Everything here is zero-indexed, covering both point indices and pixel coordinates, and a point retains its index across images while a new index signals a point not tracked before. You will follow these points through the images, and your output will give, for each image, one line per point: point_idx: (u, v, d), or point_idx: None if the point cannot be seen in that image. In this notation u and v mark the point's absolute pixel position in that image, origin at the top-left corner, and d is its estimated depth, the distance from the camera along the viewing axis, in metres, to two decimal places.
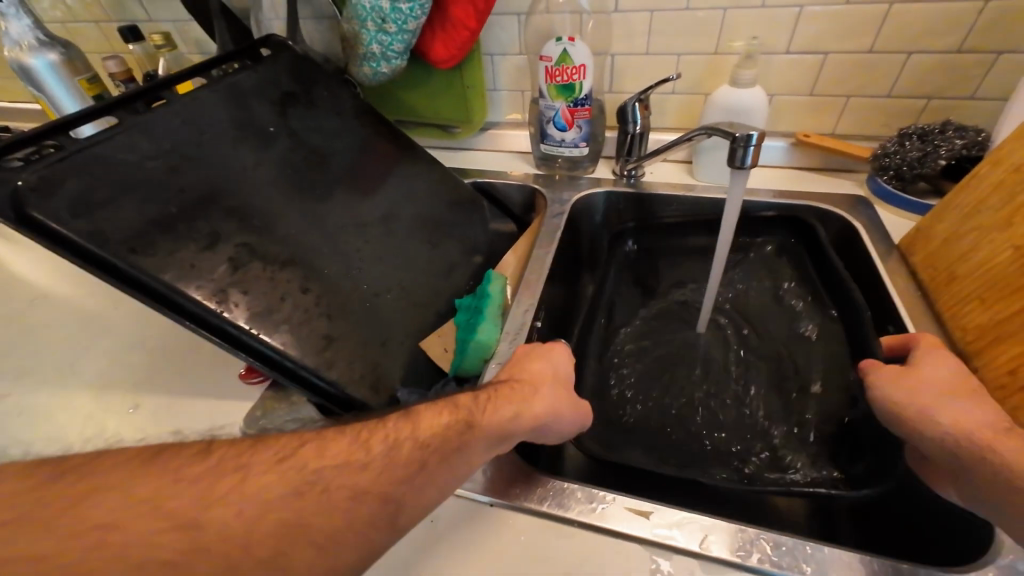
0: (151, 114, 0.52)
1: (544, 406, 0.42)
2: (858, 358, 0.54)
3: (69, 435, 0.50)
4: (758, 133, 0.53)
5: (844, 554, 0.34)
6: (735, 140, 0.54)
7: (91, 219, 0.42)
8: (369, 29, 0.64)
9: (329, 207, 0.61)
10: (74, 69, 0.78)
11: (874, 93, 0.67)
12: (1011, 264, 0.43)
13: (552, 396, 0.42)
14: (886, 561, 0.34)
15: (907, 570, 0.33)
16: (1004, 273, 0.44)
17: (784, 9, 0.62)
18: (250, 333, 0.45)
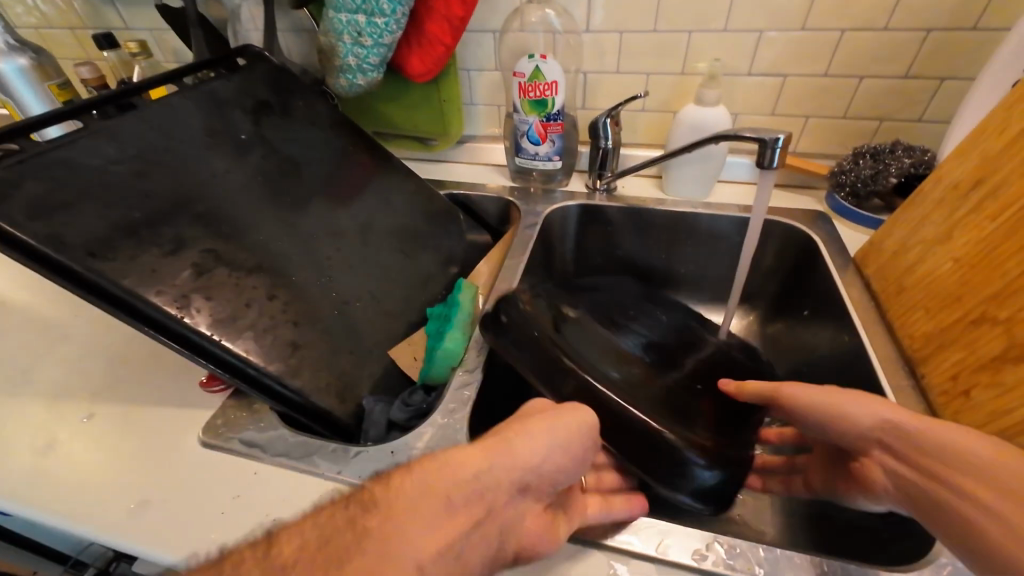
0: (120, 118, 0.52)
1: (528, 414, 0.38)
2: (838, 368, 0.55)
3: (18, 445, 0.48)
4: (787, 136, 0.53)
5: (795, 555, 0.35)
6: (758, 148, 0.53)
7: (49, 222, 0.42)
8: (345, 42, 0.65)
9: (302, 214, 0.61)
10: (43, 74, 0.77)
11: (830, 114, 0.70)
12: (951, 276, 0.46)
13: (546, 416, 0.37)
14: (835, 561, 0.34)
15: (856, 570, 0.34)
16: (944, 284, 0.46)
17: (745, 34, 0.66)
18: (212, 340, 0.45)
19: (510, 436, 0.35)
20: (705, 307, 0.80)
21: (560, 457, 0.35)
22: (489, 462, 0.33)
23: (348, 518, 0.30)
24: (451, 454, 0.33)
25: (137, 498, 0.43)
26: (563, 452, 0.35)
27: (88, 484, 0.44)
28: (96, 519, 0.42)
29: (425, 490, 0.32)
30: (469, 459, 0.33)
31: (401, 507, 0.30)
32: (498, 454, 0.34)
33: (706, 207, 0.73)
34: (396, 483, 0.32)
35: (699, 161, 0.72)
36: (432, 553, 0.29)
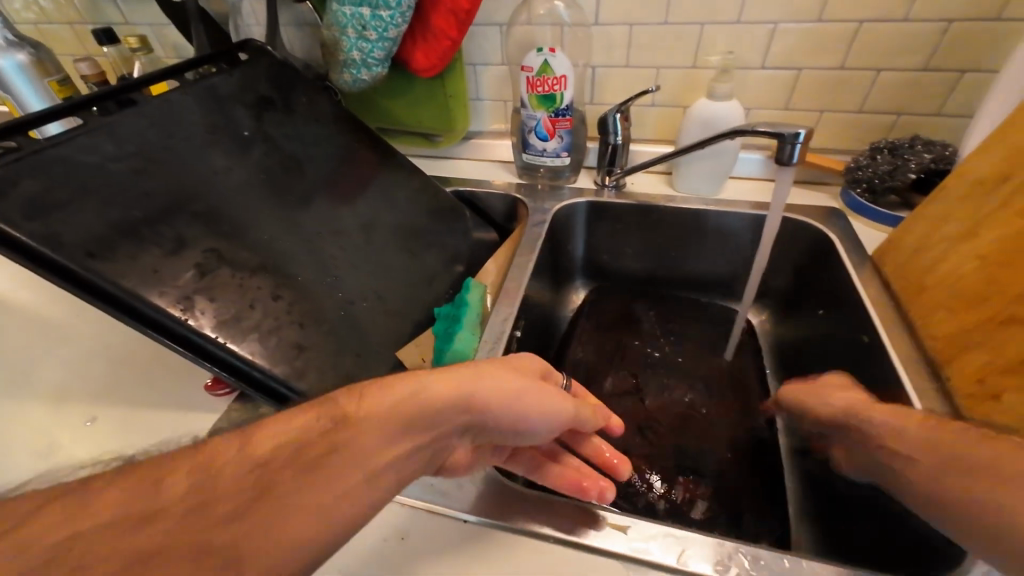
0: (119, 115, 0.51)
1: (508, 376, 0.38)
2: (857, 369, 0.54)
3: (19, 449, 0.47)
4: (807, 130, 0.51)
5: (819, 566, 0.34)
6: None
7: (46, 221, 0.40)
8: (349, 36, 0.64)
9: (306, 212, 0.60)
10: (43, 70, 0.76)
11: (845, 109, 0.68)
12: (977, 275, 0.44)
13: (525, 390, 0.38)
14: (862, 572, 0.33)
15: None
16: (970, 283, 0.45)
17: (759, 26, 0.64)
18: (216, 342, 0.44)
19: (480, 380, 0.37)
20: (715, 306, 0.78)
21: (521, 413, 0.38)
22: (461, 400, 0.35)
23: (320, 430, 0.31)
24: (427, 380, 0.35)
25: None
26: (524, 408, 0.38)
27: None
28: None
29: (391, 411, 0.33)
30: (441, 393, 0.35)
31: (369, 440, 0.31)
32: (463, 398, 0.35)
33: (719, 204, 0.72)
34: (370, 399, 0.33)
35: (710, 156, 0.70)
36: (382, 470, 0.31)
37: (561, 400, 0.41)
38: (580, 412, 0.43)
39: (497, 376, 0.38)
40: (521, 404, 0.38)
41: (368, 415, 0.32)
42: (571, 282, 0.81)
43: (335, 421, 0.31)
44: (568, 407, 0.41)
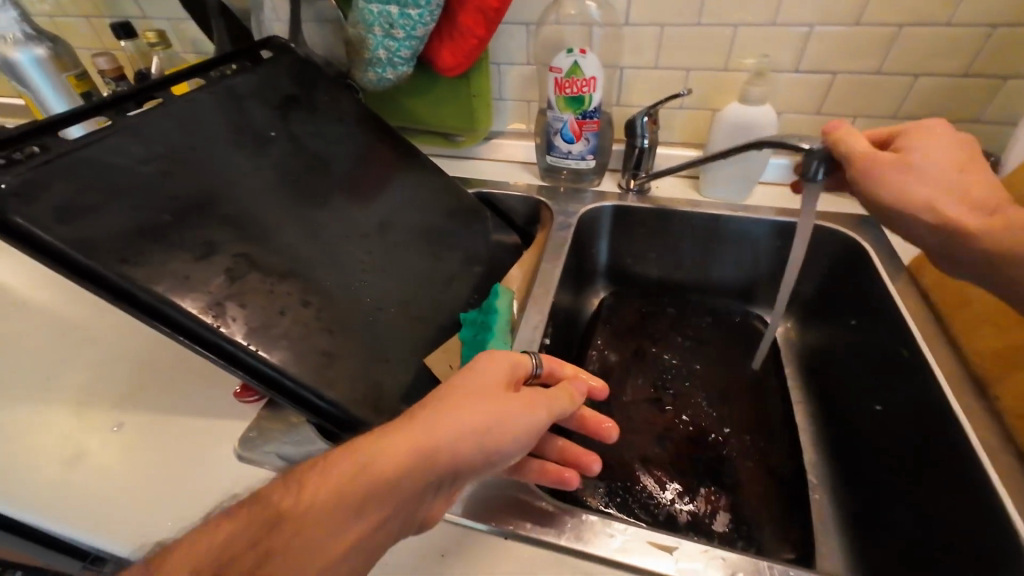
0: (146, 115, 0.50)
1: (466, 404, 0.35)
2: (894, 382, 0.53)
3: (45, 455, 0.46)
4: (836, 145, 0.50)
5: None
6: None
7: (77, 225, 0.39)
8: (376, 34, 0.62)
9: (331, 215, 0.59)
10: (61, 65, 0.75)
11: (880, 114, 0.67)
12: None
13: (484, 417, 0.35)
14: None
15: None
16: None
17: (795, 28, 0.63)
18: (248, 350, 0.43)
19: (436, 431, 0.33)
20: (740, 312, 0.77)
21: (487, 446, 0.34)
22: (420, 458, 0.32)
23: (258, 522, 0.29)
24: (371, 448, 0.32)
25: (171, 514, 0.41)
26: (494, 443, 0.35)
27: (119, 498, 0.43)
28: (131, 539, 0.40)
29: (335, 491, 0.30)
30: (396, 458, 0.31)
31: (312, 526, 0.29)
32: (423, 455, 0.32)
33: (747, 210, 0.70)
34: (310, 487, 0.30)
35: (740, 161, 0.69)
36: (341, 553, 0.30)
37: (532, 413, 0.37)
38: (553, 404, 0.40)
39: (453, 418, 0.34)
40: (489, 442, 0.34)
41: (308, 508, 0.30)
42: (593, 286, 0.80)
43: (275, 523, 0.29)
44: (540, 420, 0.38)
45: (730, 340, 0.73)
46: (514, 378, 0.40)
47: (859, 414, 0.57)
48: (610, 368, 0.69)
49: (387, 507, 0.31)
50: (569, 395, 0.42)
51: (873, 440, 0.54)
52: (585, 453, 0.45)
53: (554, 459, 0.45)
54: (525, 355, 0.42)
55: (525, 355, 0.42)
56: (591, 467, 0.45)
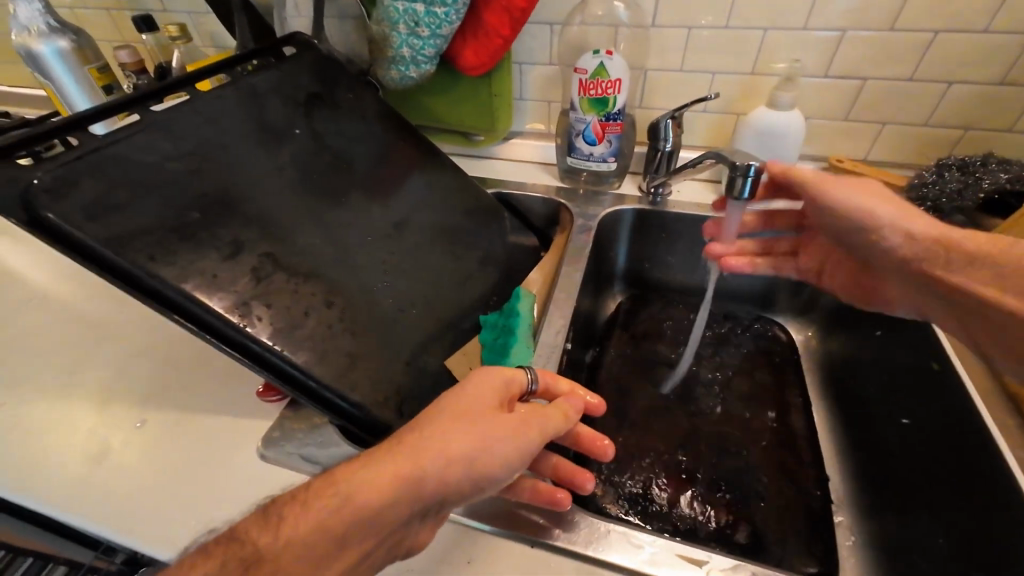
0: (174, 112, 0.50)
1: (448, 427, 0.34)
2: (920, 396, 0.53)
3: (70, 449, 0.47)
4: (760, 164, 0.46)
5: None
6: (733, 167, 0.47)
7: (108, 223, 0.39)
8: (400, 32, 0.62)
9: (353, 215, 0.59)
10: (83, 58, 0.75)
11: (910, 121, 0.66)
12: None
13: (467, 442, 0.33)
14: None
15: None
16: None
17: (826, 33, 0.61)
18: (273, 350, 0.43)
19: (423, 459, 0.32)
20: (759, 319, 0.77)
21: (473, 472, 0.33)
22: (404, 488, 0.32)
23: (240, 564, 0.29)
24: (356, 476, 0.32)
25: (196, 514, 0.41)
26: (482, 468, 0.34)
27: (144, 496, 0.43)
28: (155, 537, 0.40)
29: (316, 524, 0.30)
30: (379, 488, 0.31)
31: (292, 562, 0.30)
32: (408, 484, 0.32)
33: (772, 216, 0.69)
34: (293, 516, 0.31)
35: None
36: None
37: (524, 435, 0.36)
38: (546, 423, 0.39)
39: (441, 444, 0.33)
40: (479, 468, 0.33)
41: (288, 541, 0.30)
42: (610, 289, 0.80)
43: (253, 561, 0.29)
44: (531, 441, 0.37)
45: (751, 348, 0.72)
46: (506, 396, 0.39)
47: (885, 427, 0.56)
48: (629, 374, 0.69)
49: (370, 535, 0.31)
50: (563, 413, 0.40)
51: (899, 453, 0.53)
52: (579, 471, 0.44)
53: (547, 477, 0.44)
54: (518, 371, 0.41)
55: (519, 370, 0.41)
56: (585, 485, 0.43)
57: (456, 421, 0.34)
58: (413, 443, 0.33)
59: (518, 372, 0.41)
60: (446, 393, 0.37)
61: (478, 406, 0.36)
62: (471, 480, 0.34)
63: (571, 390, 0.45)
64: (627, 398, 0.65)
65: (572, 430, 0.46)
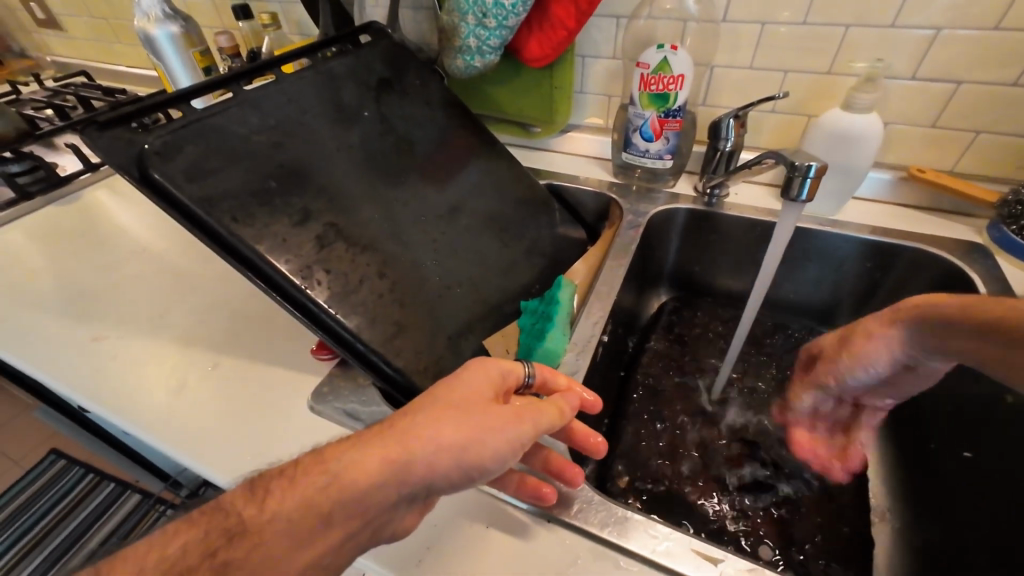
0: (261, 90, 0.55)
1: (438, 417, 0.36)
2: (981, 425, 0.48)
3: (155, 382, 0.53)
4: (821, 164, 0.44)
5: None
6: (791, 167, 0.45)
7: (201, 184, 0.45)
8: (469, 23, 0.64)
9: (412, 194, 0.62)
10: (189, 41, 0.84)
11: (1010, 132, 0.60)
12: None
13: (454, 435, 0.35)
14: None
15: None
16: None
17: (918, 31, 0.57)
18: (326, 310, 0.47)
19: (412, 445, 0.34)
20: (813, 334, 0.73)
21: (461, 464, 0.35)
22: (391, 470, 0.34)
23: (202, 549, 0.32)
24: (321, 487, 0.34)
25: (252, 451, 0.46)
26: (472, 460, 0.36)
27: (214, 426, 0.49)
28: (218, 467, 0.45)
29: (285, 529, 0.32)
30: (369, 469, 0.34)
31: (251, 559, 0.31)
32: (396, 466, 0.34)
33: (836, 226, 0.65)
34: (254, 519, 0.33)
35: (836, 172, 0.64)
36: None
37: (514, 427, 0.38)
38: (539, 418, 0.40)
39: (428, 431, 0.35)
40: (463, 460, 0.35)
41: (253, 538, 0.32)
42: (655, 289, 0.79)
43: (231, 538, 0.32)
44: (521, 435, 0.38)
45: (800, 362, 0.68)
46: (501, 389, 0.41)
47: (943, 459, 0.52)
48: (665, 375, 0.68)
49: (360, 513, 0.34)
50: (558, 409, 0.42)
51: (959, 488, 0.49)
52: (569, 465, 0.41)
53: (538, 469, 0.42)
54: (516, 367, 0.43)
55: (517, 364, 0.43)
56: (574, 481, 0.41)
57: (447, 412, 0.36)
58: (402, 431, 0.35)
59: (516, 365, 0.43)
60: (442, 381, 0.39)
61: (470, 398, 0.38)
62: (459, 469, 0.36)
63: (570, 386, 0.47)
64: (661, 396, 0.65)
65: (567, 426, 0.46)
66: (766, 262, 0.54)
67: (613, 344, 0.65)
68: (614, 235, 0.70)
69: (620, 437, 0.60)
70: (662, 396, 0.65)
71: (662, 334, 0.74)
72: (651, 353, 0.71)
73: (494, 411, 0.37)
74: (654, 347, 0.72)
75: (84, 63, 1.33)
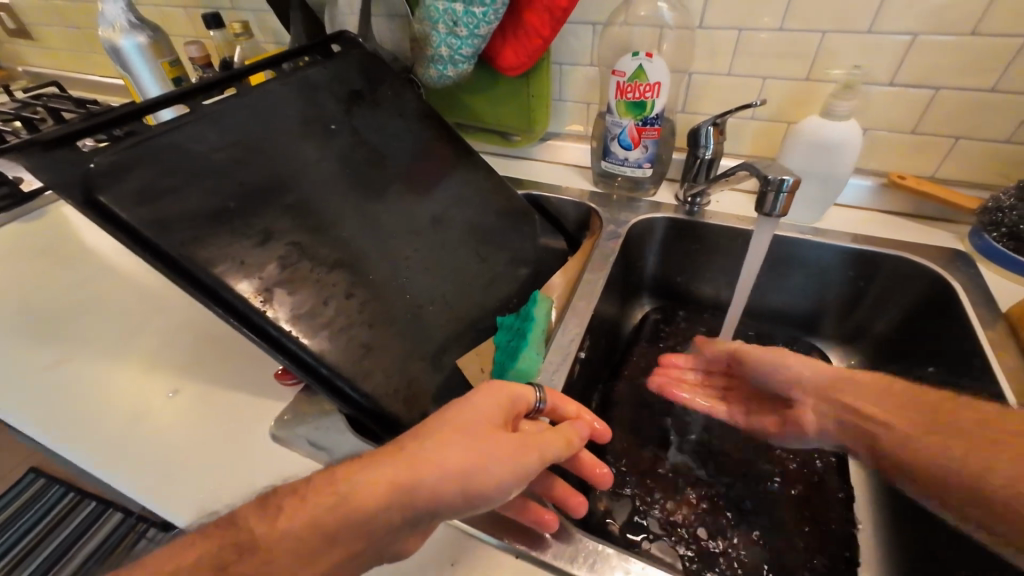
0: (222, 105, 0.53)
1: (446, 441, 0.34)
2: None
3: (113, 411, 0.51)
4: (796, 178, 0.43)
5: None
6: (764, 182, 0.44)
7: (155, 207, 0.43)
8: (440, 32, 0.63)
9: (384, 208, 0.61)
10: (157, 52, 0.81)
11: (990, 137, 0.59)
12: None
13: (463, 460, 0.33)
14: None
15: None
16: None
17: (895, 37, 0.56)
18: (290, 336, 0.45)
19: (418, 469, 0.33)
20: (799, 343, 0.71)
21: (466, 493, 0.33)
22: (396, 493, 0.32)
23: None
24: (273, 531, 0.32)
25: (211, 484, 0.44)
26: (478, 487, 0.34)
27: (172, 460, 0.47)
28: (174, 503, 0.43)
29: None
30: (371, 492, 0.32)
31: None
32: (400, 493, 0.32)
33: (818, 234, 0.64)
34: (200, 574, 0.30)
35: (817, 180, 0.63)
36: None
37: (522, 458, 0.36)
38: (546, 450, 0.38)
39: (436, 456, 0.33)
40: (469, 487, 0.33)
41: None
42: (638, 299, 0.77)
43: None
44: (531, 464, 0.36)
45: None
46: (512, 414, 0.39)
47: None
48: (648, 390, 0.66)
49: (360, 538, 0.32)
50: (566, 439, 0.40)
51: None
52: (570, 493, 0.43)
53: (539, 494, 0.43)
54: (527, 391, 0.41)
55: (528, 389, 0.42)
56: (577, 510, 0.43)
57: (455, 436, 0.34)
58: (407, 455, 0.33)
59: (529, 390, 0.42)
60: (450, 403, 0.38)
61: (479, 423, 0.36)
62: (465, 497, 0.34)
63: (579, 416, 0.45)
64: (645, 411, 0.63)
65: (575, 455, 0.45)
66: (744, 276, 0.53)
67: (593, 359, 0.63)
68: (594, 247, 0.68)
69: (604, 454, 0.59)
70: (644, 411, 0.63)
71: (645, 347, 0.72)
72: (634, 367, 0.69)
73: (506, 437, 0.36)
74: (637, 361, 0.70)
75: (57, 74, 1.30)
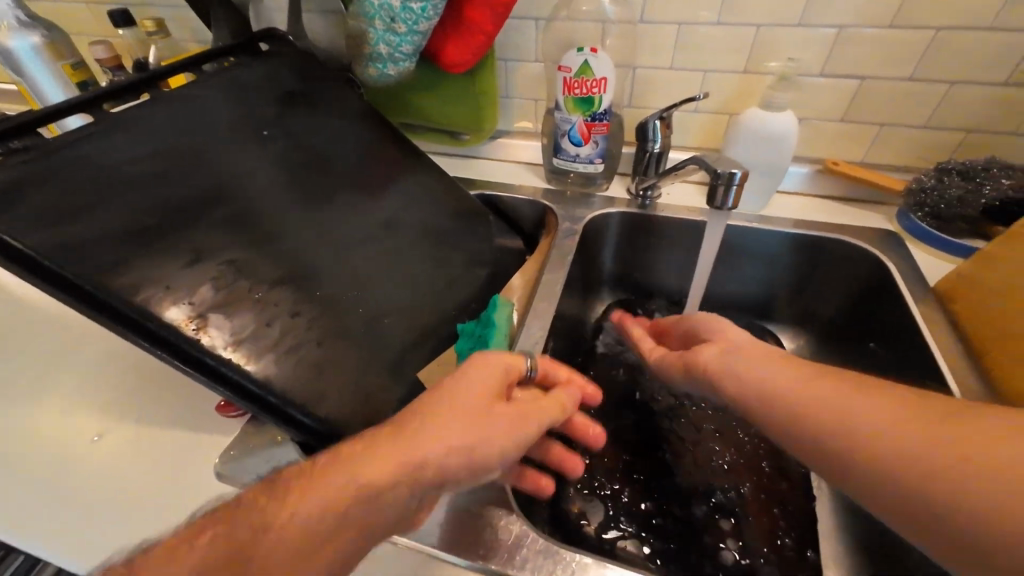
0: (134, 112, 0.48)
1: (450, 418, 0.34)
2: None
3: (26, 464, 0.45)
4: (743, 171, 0.43)
5: None
6: (715, 176, 0.45)
7: (58, 230, 0.38)
8: (377, 28, 0.59)
9: (328, 217, 0.57)
10: (56, 54, 0.73)
11: (910, 123, 0.63)
12: None
13: (467, 430, 0.34)
14: None
15: None
16: None
17: (823, 30, 0.59)
18: (229, 364, 0.41)
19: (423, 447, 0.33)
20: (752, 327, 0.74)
21: (474, 465, 0.34)
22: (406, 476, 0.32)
23: None
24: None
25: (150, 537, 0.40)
26: (483, 459, 0.35)
27: (99, 513, 0.42)
28: None
29: None
30: (375, 475, 0.32)
31: None
32: (405, 473, 0.32)
33: (763, 221, 0.67)
34: None
35: (759, 170, 0.65)
36: None
37: (521, 426, 0.37)
38: (543, 415, 0.40)
39: (442, 433, 0.34)
40: (475, 458, 0.34)
41: None
42: (598, 295, 0.77)
43: None
44: (531, 432, 0.38)
45: None
46: (505, 383, 0.39)
47: None
48: (614, 384, 0.66)
49: (363, 520, 0.31)
50: (561, 405, 0.42)
51: None
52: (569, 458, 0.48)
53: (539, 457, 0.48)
54: (518, 360, 0.41)
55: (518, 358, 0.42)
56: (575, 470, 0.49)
57: (457, 410, 0.35)
58: (409, 437, 0.33)
59: (518, 355, 0.42)
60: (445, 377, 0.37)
61: (478, 397, 0.36)
62: (472, 467, 0.34)
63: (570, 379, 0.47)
64: (613, 406, 0.63)
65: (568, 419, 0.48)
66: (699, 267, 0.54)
67: (558, 359, 0.63)
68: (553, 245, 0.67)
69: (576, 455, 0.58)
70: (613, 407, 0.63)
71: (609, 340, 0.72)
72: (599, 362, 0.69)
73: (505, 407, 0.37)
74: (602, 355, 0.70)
75: None
